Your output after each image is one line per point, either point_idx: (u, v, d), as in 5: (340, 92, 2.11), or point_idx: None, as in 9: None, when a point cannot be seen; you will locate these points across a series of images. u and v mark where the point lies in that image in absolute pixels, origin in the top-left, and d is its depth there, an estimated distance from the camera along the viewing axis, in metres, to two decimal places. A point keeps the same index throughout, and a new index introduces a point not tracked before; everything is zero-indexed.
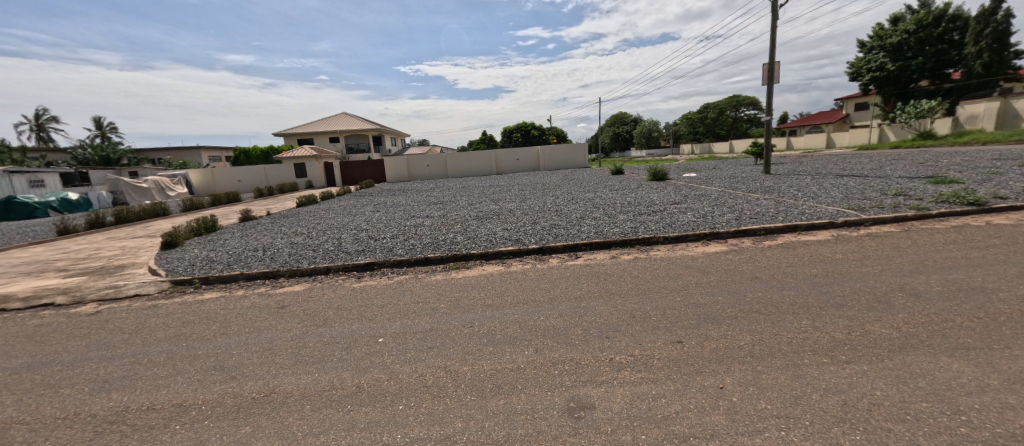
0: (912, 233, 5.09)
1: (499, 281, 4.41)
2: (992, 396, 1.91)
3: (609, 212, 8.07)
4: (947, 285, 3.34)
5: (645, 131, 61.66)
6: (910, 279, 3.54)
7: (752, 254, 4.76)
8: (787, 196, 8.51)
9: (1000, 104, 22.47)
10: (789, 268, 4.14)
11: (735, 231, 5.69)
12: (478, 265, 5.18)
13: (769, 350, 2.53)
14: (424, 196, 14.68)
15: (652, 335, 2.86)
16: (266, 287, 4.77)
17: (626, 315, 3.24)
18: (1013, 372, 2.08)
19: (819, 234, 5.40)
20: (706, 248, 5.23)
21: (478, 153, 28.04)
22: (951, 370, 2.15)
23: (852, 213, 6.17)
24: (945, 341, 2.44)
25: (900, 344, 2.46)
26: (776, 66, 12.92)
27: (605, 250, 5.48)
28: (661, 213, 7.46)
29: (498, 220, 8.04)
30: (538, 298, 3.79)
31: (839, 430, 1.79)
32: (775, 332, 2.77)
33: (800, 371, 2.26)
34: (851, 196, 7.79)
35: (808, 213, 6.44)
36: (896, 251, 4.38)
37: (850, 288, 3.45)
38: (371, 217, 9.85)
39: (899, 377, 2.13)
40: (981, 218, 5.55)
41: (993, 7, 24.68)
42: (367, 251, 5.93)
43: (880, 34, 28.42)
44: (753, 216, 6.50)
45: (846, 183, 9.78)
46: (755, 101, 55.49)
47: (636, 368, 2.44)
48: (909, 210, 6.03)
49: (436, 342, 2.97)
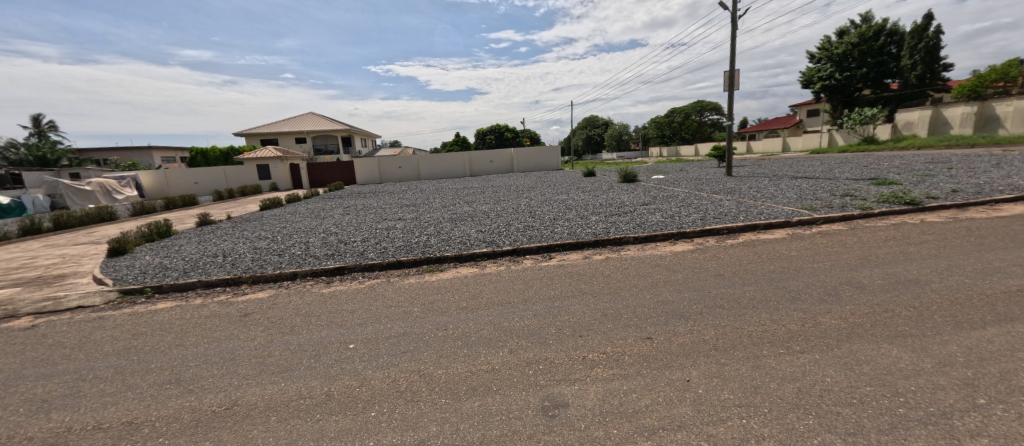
0: (856, 230, 5.51)
1: (473, 284, 4.38)
2: (927, 378, 2.10)
3: (582, 213, 8.21)
4: (887, 278, 3.62)
5: (616, 134, 63.08)
6: (855, 273, 3.81)
7: (716, 253, 4.98)
8: (747, 197, 8.96)
9: (931, 112, 24.58)
10: (749, 264, 4.37)
11: (700, 230, 5.93)
12: (452, 267, 5.14)
13: (731, 343, 2.66)
14: (397, 199, 14.41)
15: (625, 333, 2.92)
16: (226, 295, 4.53)
17: (599, 314, 3.31)
18: (943, 356, 2.30)
19: (776, 233, 5.72)
20: (674, 247, 5.41)
21: (451, 154, 27.85)
22: (891, 356, 2.34)
23: (804, 213, 6.59)
24: (887, 330, 2.65)
25: (847, 334, 2.65)
26: (735, 73, 13.56)
27: (578, 251, 5.57)
28: (632, 214, 7.68)
29: (473, 222, 8.02)
30: (512, 299, 3.80)
31: (793, 415, 1.91)
32: (737, 326, 2.91)
33: (759, 362, 2.39)
34: (803, 197, 8.33)
35: (767, 213, 6.83)
36: (843, 248, 4.73)
37: (805, 282, 3.67)
38: (340, 220, 9.56)
39: (846, 364, 2.30)
40: (916, 216, 6.07)
41: (925, 24, 27.34)
42: (336, 255, 5.75)
43: (827, 46, 30.51)
44: (716, 216, 6.82)
45: (800, 184, 10.46)
46: (718, 107, 58.21)
47: (608, 365, 2.50)
48: (854, 209, 6.51)
49: (409, 347, 2.92)
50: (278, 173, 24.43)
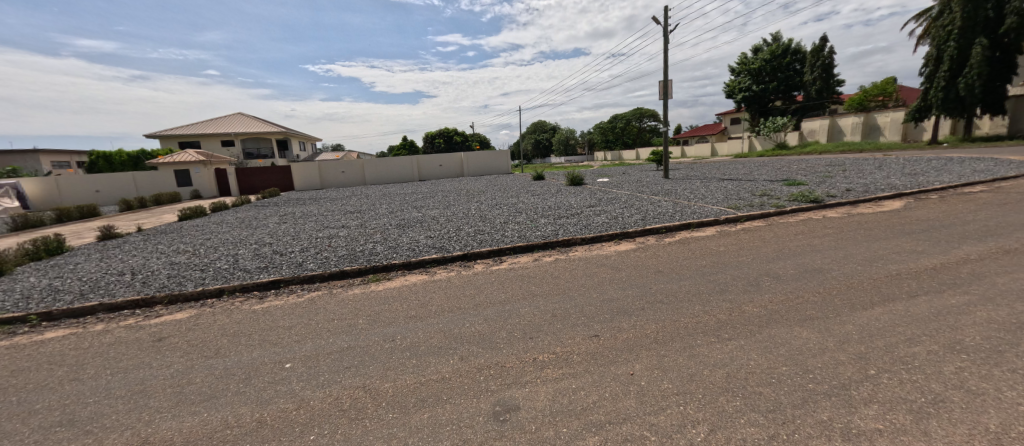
0: (773, 226, 6.14)
1: (423, 292, 4.25)
2: (831, 355, 2.39)
3: (531, 216, 8.34)
4: (799, 268, 4.08)
5: (563, 139, 64.97)
6: (773, 265, 4.24)
7: (656, 251, 5.29)
8: (682, 198, 9.67)
9: (829, 122, 28.18)
10: (685, 261, 4.71)
11: (642, 230, 6.27)
12: (400, 275, 4.97)
13: (670, 335, 2.83)
14: (339, 205, 13.70)
15: (573, 332, 3.01)
16: (136, 318, 4.00)
17: (548, 315, 3.38)
18: (842, 334, 2.62)
19: (707, 231, 6.22)
20: (619, 247, 5.68)
21: (398, 159, 27.02)
22: (802, 337, 2.63)
23: (730, 212, 7.24)
24: (799, 315, 2.98)
25: (767, 320, 2.94)
26: (668, 83, 14.57)
27: (528, 253, 5.65)
28: (579, 216, 7.93)
29: (421, 227, 7.83)
30: (463, 305, 3.75)
31: (724, 398, 2.07)
32: (674, 319, 3.10)
33: (694, 351, 2.57)
34: (729, 197, 9.14)
35: (699, 212, 7.40)
36: (762, 242, 5.25)
37: (732, 275, 4.02)
38: (275, 229, 8.86)
39: (767, 347, 2.55)
40: (821, 212, 6.91)
41: (822, 45, 31.07)
42: (270, 267, 5.32)
43: (745, 61, 33.85)
44: (655, 217, 7.26)
45: (727, 186, 11.47)
46: (656, 114, 62.21)
47: (557, 365, 2.55)
48: (771, 208, 7.26)
49: (353, 362, 2.77)
50: (201, 178, 21.92)
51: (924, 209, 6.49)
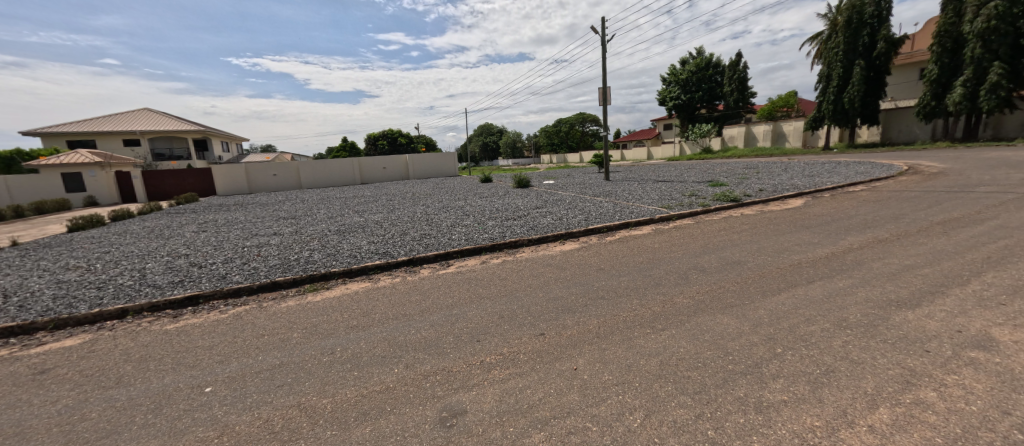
0: (700, 223, 6.71)
1: (365, 300, 4.06)
2: (748, 338, 2.66)
3: (478, 219, 8.32)
4: (721, 261, 4.50)
5: (510, 141, 65.69)
6: (700, 259, 4.64)
7: (597, 249, 5.54)
8: (621, 199, 10.22)
9: (745, 130, 31.38)
10: (624, 258, 4.98)
11: (585, 230, 6.53)
12: (340, 284, 4.70)
13: (611, 328, 2.98)
14: (270, 211, 12.67)
15: (519, 332, 3.05)
16: (10, 349, 3.37)
17: (495, 317, 3.40)
18: (756, 319, 2.94)
19: (644, 229, 6.64)
20: (564, 246, 5.87)
21: (337, 161, 25.57)
22: (724, 323, 2.90)
23: (664, 211, 7.79)
24: (722, 303, 3.28)
25: (695, 309, 3.21)
26: (607, 90, 15.31)
27: (475, 256, 5.62)
28: (526, 218, 8.06)
29: (363, 233, 7.47)
30: (408, 312, 3.64)
31: (658, 385, 2.22)
32: (615, 313, 3.27)
33: (632, 342, 2.73)
34: (662, 198, 9.83)
35: (636, 212, 7.87)
36: (691, 239, 5.73)
37: (665, 270, 4.32)
38: (192, 239, 7.96)
39: (694, 334, 2.78)
40: (740, 210, 7.67)
41: (738, 60, 34.52)
42: (187, 282, 4.76)
43: (674, 72, 36.62)
44: (598, 217, 7.59)
45: (661, 187, 12.30)
46: (597, 119, 65.14)
47: (504, 365, 2.57)
48: (699, 207, 7.91)
49: (286, 379, 2.57)
50: (98, 182, 19.09)
51: (821, 205, 7.47)
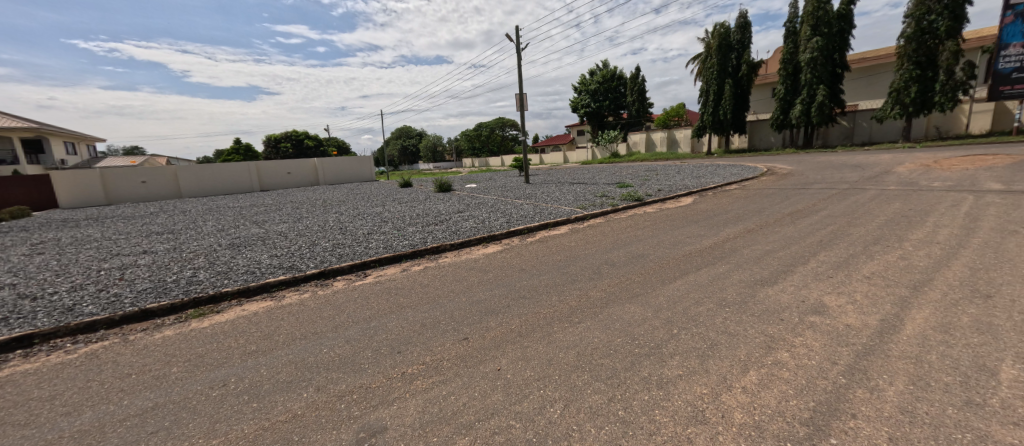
0: (611, 222, 7.27)
1: (267, 321, 3.62)
2: (650, 323, 2.96)
3: (397, 225, 7.98)
4: (629, 255, 4.93)
5: (430, 145, 64.12)
6: (611, 254, 5.02)
7: (519, 251, 5.68)
8: (540, 201, 10.64)
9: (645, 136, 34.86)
10: (544, 257, 5.19)
11: (506, 232, 6.64)
12: (235, 305, 4.13)
13: (532, 326, 3.08)
14: (137, 225, 10.64)
15: (443, 339, 2.99)
16: None
17: (417, 325, 3.29)
18: (656, 305, 3.28)
19: (561, 229, 7.00)
20: (487, 249, 5.92)
21: (229, 165, 22.52)
22: (631, 312, 3.19)
23: (579, 211, 8.30)
24: (629, 294, 3.59)
25: (607, 301, 3.47)
26: (524, 96, 15.83)
27: (395, 264, 5.38)
28: (447, 222, 7.95)
29: (263, 246, 6.67)
30: (319, 329, 3.34)
31: (575, 375, 2.35)
32: (536, 311, 3.39)
33: (551, 338, 2.85)
34: (578, 199, 10.46)
35: (555, 213, 8.25)
36: (603, 236, 6.19)
37: (581, 266, 4.60)
38: (21, 264, 6.32)
39: (606, 324, 3.01)
40: (644, 208, 8.50)
41: (637, 73, 38.21)
42: (15, 319, 3.77)
43: (584, 82, 39.30)
44: (519, 219, 7.80)
45: (576, 189, 13.09)
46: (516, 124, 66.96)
47: (427, 375, 2.51)
48: (609, 206, 8.57)
49: (165, 423, 2.18)
50: None
51: (707, 202, 8.61)
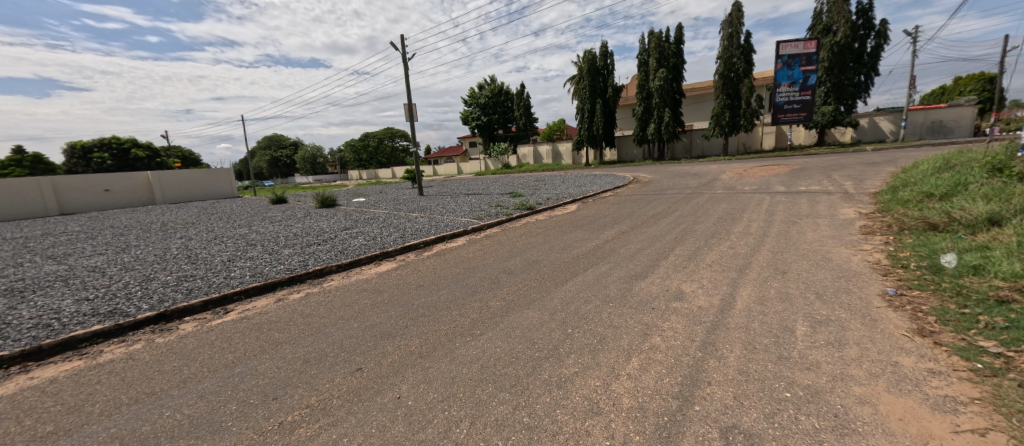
0: (506, 231, 7.49)
1: (75, 388, 2.74)
2: (549, 326, 3.09)
3: (269, 248, 6.93)
4: (525, 262, 5.13)
5: (308, 156, 57.79)
6: (509, 262, 5.15)
7: (416, 266, 5.43)
8: (436, 213, 10.42)
9: (533, 149, 37.10)
10: (442, 271, 5.06)
11: (401, 248, 6.30)
12: (19, 373, 3.03)
13: (433, 345, 2.95)
14: None
15: (330, 374, 2.65)
16: None
17: (298, 362, 2.86)
18: (552, 308, 3.44)
19: (459, 241, 6.93)
20: (379, 268, 5.52)
21: (8, 182, 16.83)
22: (530, 317, 3.29)
23: (476, 222, 8.36)
24: (527, 300, 3.71)
25: (506, 309, 3.53)
26: (413, 106, 15.41)
27: (266, 294, 4.63)
28: (332, 241, 7.21)
29: (70, 287, 5.10)
30: (160, 388, 2.65)
31: (480, 389, 2.30)
32: (436, 328, 3.25)
33: (453, 354, 2.77)
34: (473, 209, 10.55)
35: (451, 225, 8.17)
36: (500, 245, 6.33)
37: (481, 277, 4.60)
38: None
39: (507, 332, 3.05)
40: (536, 216, 8.99)
41: (522, 90, 40.68)
42: None
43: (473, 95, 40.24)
44: (413, 233, 7.48)
45: (471, 200, 13.19)
46: (406, 135, 64.86)
47: (314, 418, 2.18)
48: (504, 216, 8.86)
49: None
50: None
51: (589, 208, 9.50)
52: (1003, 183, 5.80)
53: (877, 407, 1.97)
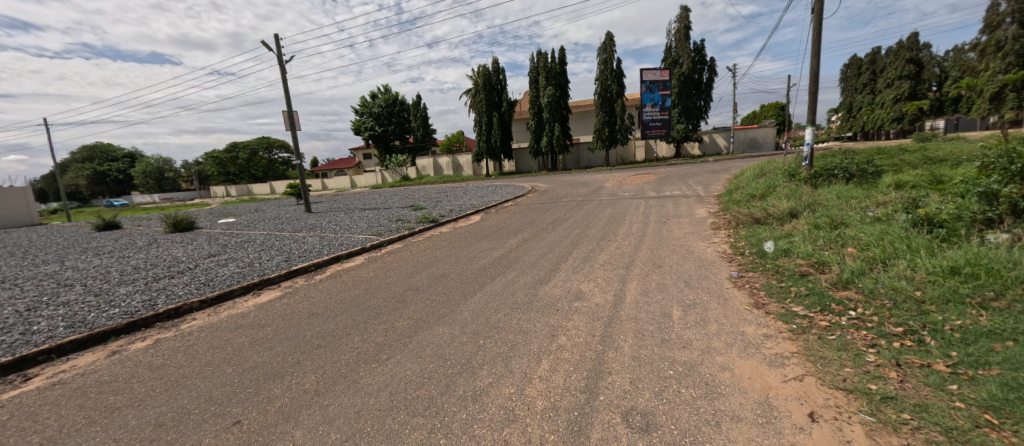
0: (409, 246, 7.19)
1: None
2: (460, 340, 3.04)
3: (98, 287, 5.48)
4: (431, 277, 4.98)
5: (152, 171, 47.55)
6: (414, 279, 4.94)
7: (306, 292, 4.85)
8: (327, 231, 9.49)
9: (432, 161, 36.54)
10: (338, 295, 4.61)
11: (286, 273, 5.57)
12: None
13: (332, 378, 2.66)
14: None
15: (196, 435, 2.20)
16: None
17: (150, 428, 2.31)
18: (462, 322, 3.39)
19: (356, 260, 6.41)
20: (259, 298, 4.80)
21: None
22: (440, 333, 3.19)
23: (375, 238, 7.85)
24: (436, 316, 3.59)
25: (414, 328, 3.37)
26: (294, 114, 13.87)
27: (98, 347, 3.65)
28: (193, 272, 6.03)
29: None
30: None
31: (390, 419, 2.15)
32: (334, 359, 2.94)
33: (356, 385, 2.53)
34: (371, 225, 9.89)
35: (346, 243, 7.53)
36: (404, 261, 6.04)
37: (384, 297, 4.31)
38: None
39: (416, 352, 2.91)
40: (439, 229, 8.83)
41: (419, 101, 39.93)
42: None
43: (365, 104, 38.14)
44: (301, 255, 6.69)
45: (368, 215, 12.35)
46: (285, 146, 58.02)
47: None
48: (406, 230, 8.52)
49: None
50: None
51: (492, 219, 9.68)
52: (798, 186, 7.62)
53: (734, 371, 2.39)
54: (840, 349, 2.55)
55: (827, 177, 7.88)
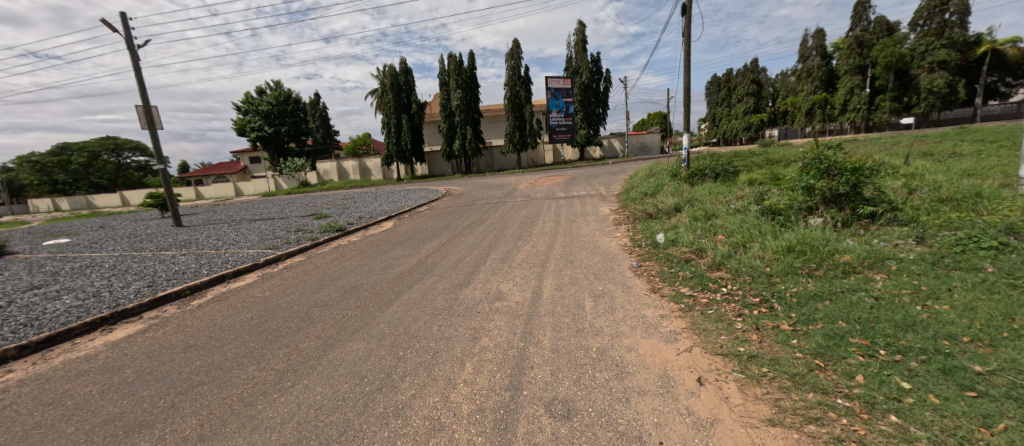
0: (312, 258, 6.57)
1: None
2: (376, 354, 2.88)
3: None
4: (341, 290, 4.62)
5: None
6: (320, 294, 4.54)
7: (181, 321, 4.12)
8: (206, 248, 8.16)
9: (335, 165, 33.80)
10: (226, 320, 4.02)
11: (150, 301, 4.66)
12: None
13: (223, 417, 2.32)
14: None
15: None
16: None
17: None
18: (378, 335, 3.21)
19: (247, 278, 5.65)
20: (114, 334, 3.95)
21: None
22: (353, 350, 2.99)
23: (269, 252, 7.00)
24: (348, 332, 3.36)
25: (322, 348, 3.10)
26: (153, 111, 11.65)
27: None
28: (6, 310, 4.69)
29: None
30: None
31: None
32: (224, 395, 2.57)
33: (255, 420, 2.25)
34: (264, 238, 8.78)
35: (232, 260, 6.58)
36: (307, 275, 5.51)
37: (284, 318, 3.88)
38: None
39: (327, 374, 2.69)
40: (346, 238, 8.21)
41: (316, 99, 36.65)
42: None
43: (251, 101, 33.74)
44: (171, 278, 5.66)
45: (259, 226, 10.93)
46: (143, 148, 48.38)
47: None
48: (308, 241, 7.74)
49: None
50: None
51: (405, 224, 9.33)
52: (680, 184, 8.79)
53: (637, 351, 2.68)
54: (717, 321, 3.02)
55: (699, 176, 9.22)
